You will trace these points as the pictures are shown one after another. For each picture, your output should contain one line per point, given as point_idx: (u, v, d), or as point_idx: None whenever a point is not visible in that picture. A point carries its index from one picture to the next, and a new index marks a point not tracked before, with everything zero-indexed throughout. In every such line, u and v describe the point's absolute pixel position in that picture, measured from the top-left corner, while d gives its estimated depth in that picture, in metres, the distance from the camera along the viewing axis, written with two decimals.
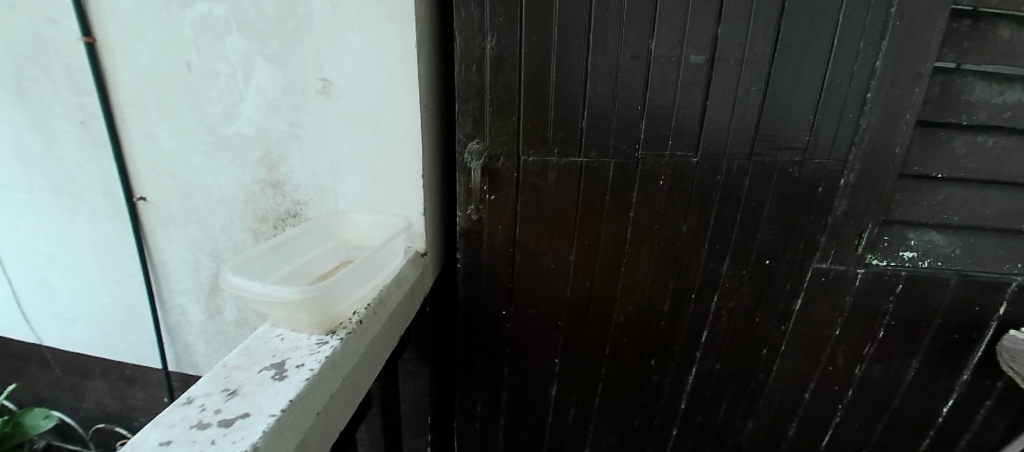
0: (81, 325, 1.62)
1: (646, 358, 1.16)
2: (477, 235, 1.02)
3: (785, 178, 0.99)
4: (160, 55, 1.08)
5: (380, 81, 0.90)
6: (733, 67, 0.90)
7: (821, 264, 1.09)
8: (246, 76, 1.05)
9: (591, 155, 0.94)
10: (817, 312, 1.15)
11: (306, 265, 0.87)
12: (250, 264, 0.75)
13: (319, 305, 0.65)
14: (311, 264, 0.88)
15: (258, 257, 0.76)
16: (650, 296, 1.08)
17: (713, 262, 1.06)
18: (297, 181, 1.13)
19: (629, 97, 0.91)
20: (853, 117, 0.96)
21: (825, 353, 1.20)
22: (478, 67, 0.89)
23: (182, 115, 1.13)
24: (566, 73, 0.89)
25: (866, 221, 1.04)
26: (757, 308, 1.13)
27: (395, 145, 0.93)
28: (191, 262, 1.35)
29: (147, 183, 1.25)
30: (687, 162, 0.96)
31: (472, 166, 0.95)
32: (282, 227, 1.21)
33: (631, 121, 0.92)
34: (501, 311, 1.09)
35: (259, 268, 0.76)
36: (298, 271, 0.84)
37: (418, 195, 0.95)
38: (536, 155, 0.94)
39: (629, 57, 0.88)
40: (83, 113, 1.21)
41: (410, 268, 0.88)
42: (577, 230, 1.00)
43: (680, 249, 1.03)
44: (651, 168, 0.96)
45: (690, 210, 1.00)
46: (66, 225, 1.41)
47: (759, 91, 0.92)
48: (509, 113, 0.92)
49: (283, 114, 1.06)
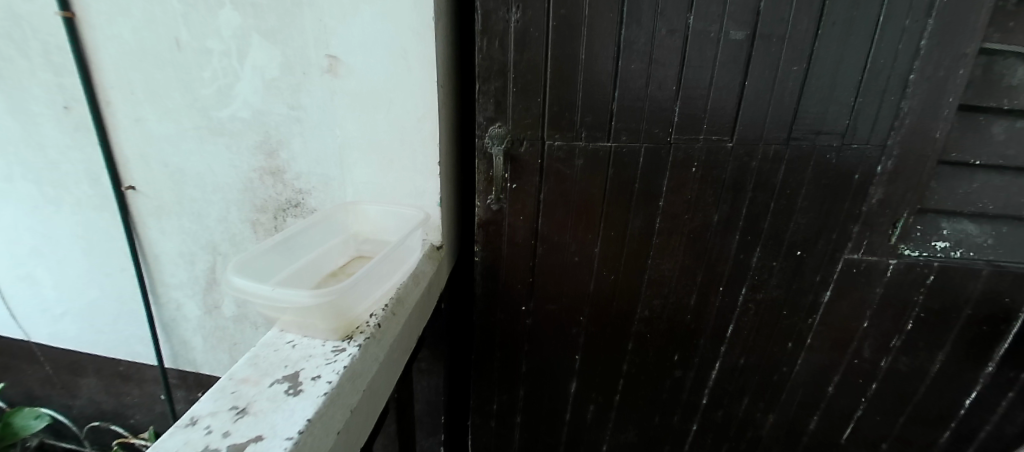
0: (71, 320, 1.56)
1: (669, 354, 1.11)
2: (497, 227, 0.95)
3: (821, 165, 0.93)
4: (147, 32, 0.99)
5: (393, 59, 0.82)
6: (775, 44, 0.83)
7: (853, 255, 1.04)
8: (241, 55, 0.96)
9: (621, 140, 0.88)
10: (845, 305, 1.10)
11: (315, 261, 0.80)
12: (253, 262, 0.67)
13: (335, 307, 0.58)
14: (318, 261, 0.81)
15: (261, 256, 0.69)
16: (676, 289, 1.02)
17: (743, 253, 1.00)
18: (299, 169, 1.07)
19: (662, 77, 0.84)
20: (894, 101, 0.89)
21: (851, 346, 1.15)
22: (501, 43, 0.82)
23: (172, 98, 1.05)
24: (593, 50, 0.82)
25: (901, 210, 0.98)
26: (785, 301, 1.08)
27: (408, 130, 0.86)
28: (185, 255, 1.28)
29: (136, 171, 1.17)
30: (721, 147, 0.89)
31: (493, 152, 0.88)
32: (283, 217, 1.14)
33: (663, 104, 0.86)
34: (520, 306, 1.03)
35: (261, 268, 0.69)
36: (304, 270, 0.77)
37: (433, 184, 0.88)
38: (561, 139, 0.88)
39: (666, 32, 0.81)
40: (64, 96, 1.12)
41: (427, 263, 0.82)
42: (602, 220, 0.94)
43: (711, 239, 0.98)
44: (684, 155, 0.89)
45: (721, 200, 0.94)
46: (50, 216, 1.33)
47: (801, 71, 0.85)
48: (533, 94, 0.85)
49: (283, 95, 0.98)
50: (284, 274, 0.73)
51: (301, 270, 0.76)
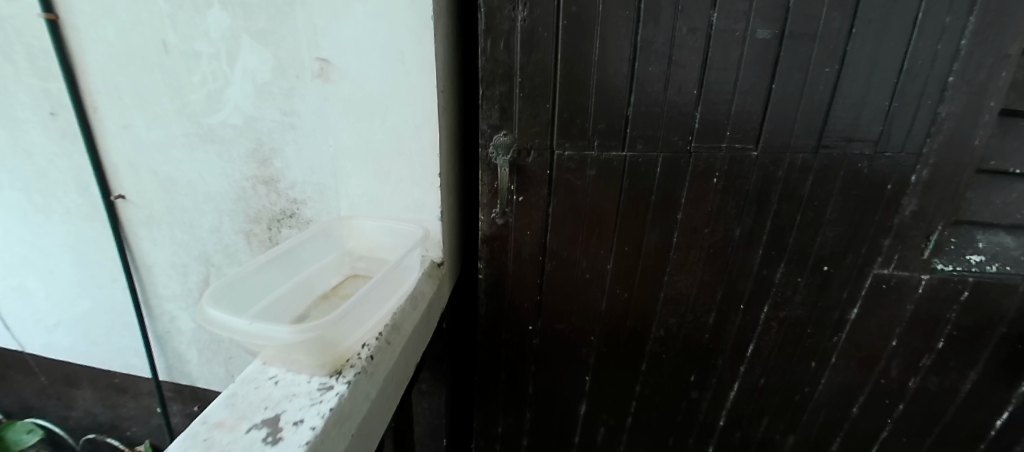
0: (64, 332, 1.52)
1: (685, 374, 1.04)
2: (502, 242, 0.89)
3: (852, 175, 0.86)
4: (133, 34, 0.94)
5: (390, 62, 0.76)
6: (806, 44, 0.76)
7: (883, 270, 0.97)
8: (231, 58, 0.91)
9: (637, 149, 0.81)
10: (872, 324, 1.03)
11: (305, 281, 0.76)
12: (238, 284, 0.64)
13: (319, 344, 0.54)
14: (309, 281, 0.77)
15: (248, 277, 0.66)
16: (693, 308, 0.96)
17: (766, 269, 0.93)
18: (293, 177, 1.01)
19: (682, 79, 0.78)
20: (932, 105, 0.82)
21: (879, 367, 1.08)
22: (507, 45, 0.76)
23: (161, 103, 0.99)
24: (607, 51, 0.76)
25: (936, 222, 0.91)
26: (809, 318, 1.01)
27: (406, 138, 0.80)
28: (177, 266, 1.23)
29: (126, 180, 1.12)
30: (746, 156, 0.82)
31: (498, 163, 0.82)
32: (278, 228, 1.09)
33: (682, 109, 0.79)
34: (527, 326, 0.96)
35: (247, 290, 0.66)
36: (293, 291, 0.74)
37: (433, 196, 0.82)
38: (572, 149, 0.81)
39: (687, 32, 0.75)
40: (50, 102, 1.07)
41: (427, 282, 0.76)
42: (616, 234, 0.88)
43: (732, 255, 0.91)
44: (705, 164, 0.83)
45: (744, 212, 0.87)
46: (40, 225, 1.28)
47: (832, 73, 0.78)
48: (541, 100, 0.79)
49: (275, 100, 0.93)
50: (271, 297, 0.70)
51: (290, 292, 0.73)
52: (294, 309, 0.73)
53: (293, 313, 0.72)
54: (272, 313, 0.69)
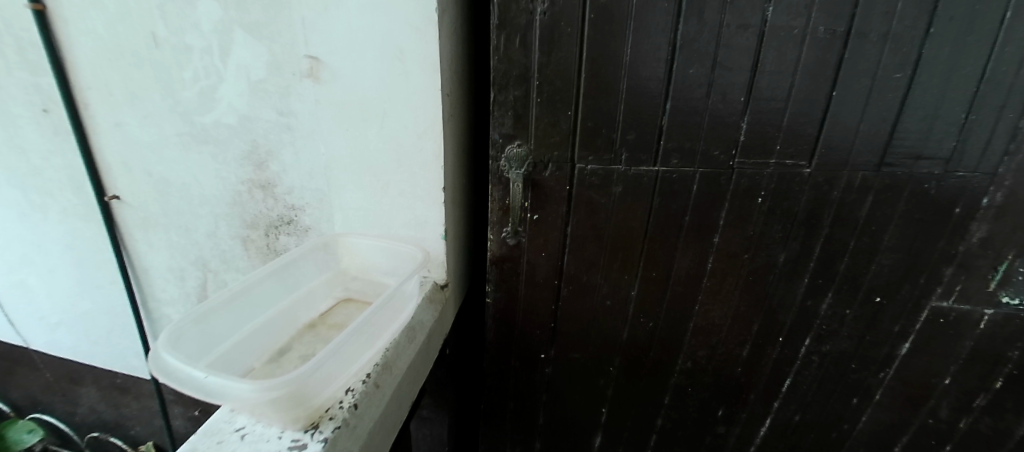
0: (66, 331, 1.48)
1: (713, 409, 0.94)
2: (514, 263, 0.81)
3: (917, 197, 0.74)
4: (121, 25, 0.87)
5: (389, 61, 0.68)
6: (873, 45, 0.65)
7: (940, 303, 0.82)
8: (223, 52, 0.84)
9: (671, 163, 0.72)
10: (924, 359, 0.86)
11: (288, 310, 0.70)
12: (208, 318, 0.58)
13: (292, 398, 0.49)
14: (292, 309, 0.71)
15: (218, 310, 0.60)
16: (725, 340, 0.86)
17: (811, 300, 0.83)
18: (291, 183, 0.94)
19: (727, 84, 0.67)
20: (1014, 118, 0.68)
21: (926, 404, 0.90)
22: (523, 42, 0.67)
23: (152, 101, 0.93)
24: (639, 50, 0.66)
25: (1009, 251, 0.76)
26: (855, 353, 0.88)
27: (406, 148, 0.72)
28: (174, 270, 1.17)
29: (120, 180, 1.06)
30: (797, 173, 0.72)
31: (511, 177, 0.74)
32: (275, 235, 1.02)
33: (726, 118, 0.69)
34: (539, 354, 0.88)
35: (219, 323, 0.60)
36: (274, 322, 0.68)
37: (436, 213, 0.74)
38: (596, 163, 0.72)
39: (736, 28, 0.64)
40: (42, 97, 1.01)
41: (427, 310, 0.69)
42: (642, 259, 0.79)
43: (774, 285, 0.81)
44: (749, 182, 0.73)
45: (791, 236, 0.77)
46: (38, 224, 1.23)
47: (903, 80, 0.67)
48: (561, 107, 0.70)
49: (270, 99, 0.85)
50: (246, 330, 0.64)
51: (269, 323, 0.67)
52: (274, 341, 0.67)
53: (272, 346, 0.66)
54: (248, 348, 0.63)
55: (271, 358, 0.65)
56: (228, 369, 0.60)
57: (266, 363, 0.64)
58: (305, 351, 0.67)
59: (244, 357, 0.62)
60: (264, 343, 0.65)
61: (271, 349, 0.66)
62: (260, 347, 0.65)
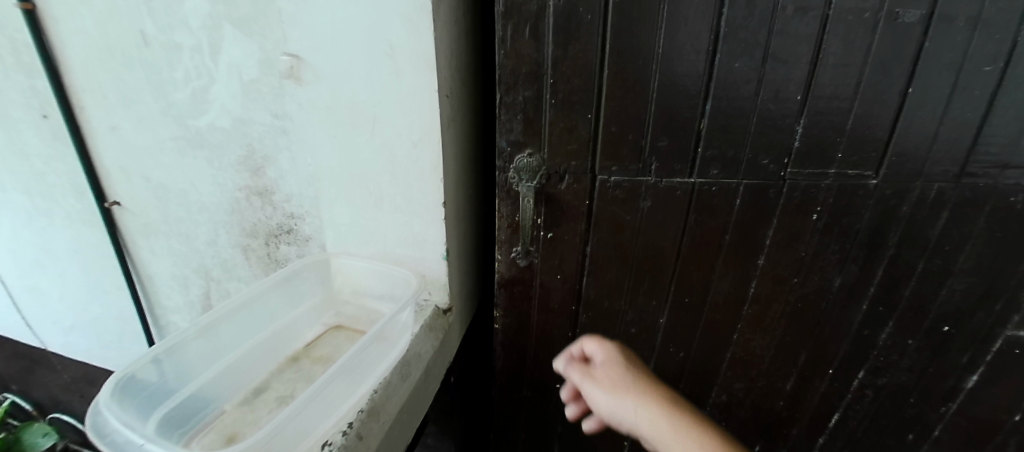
0: (79, 335, 1.46)
1: (749, 444, 0.86)
2: (525, 287, 0.73)
3: (1001, 213, 0.62)
4: (111, 24, 0.82)
5: (384, 58, 0.60)
6: (960, 31, 0.54)
7: (1019, 332, 0.67)
8: (213, 50, 0.78)
9: (710, 175, 0.63)
10: (995, 393, 0.72)
11: (265, 344, 0.69)
12: (178, 355, 0.59)
13: None
14: (270, 343, 0.70)
15: (180, 353, 0.60)
16: (768, 373, 0.77)
17: (867, 329, 0.72)
18: (289, 189, 0.88)
19: (780, 81, 0.57)
20: None
21: (994, 444, 0.76)
22: (535, 33, 0.58)
23: (146, 103, 0.88)
24: (672, 42, 0.57)
25: None
26: (914, 387, 0.75)
27: (402, 159, 0.65)
28: (178, 278, 1.12)
29: (119, 186, 1.02)
30: (861, 186, 0.62)
31: (521, 190, 0.66)
32: (276, 244, 0.96)
33: (779, 120, 0.59)
34: (554, 384, 0.80)
35: (182, 367, 0.60)
36: (248, 358, 0.67)
37: (437, 231, 0.68)
38: (621, 174, 0.64)
39: (791, 12, 0.54)
40: (40, 101, 0.97)
41: (427, 340, 0.65)
42: (674, 283, 0.71)
43: (824, 311, 0.71)
44: (802, 197, 0.63)
45: (849, 257, 0.67)
46: (45, 229, 1.21)
47: (995, 72, 0.55)
48: (579, 110, 0.61)
49: (264, 101, 0.79)
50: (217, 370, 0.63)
51: (246, 358, 0.67)
52: (250, 379, 0.66)
53: (248, 385, 0.65)
54: (218, 390, 0.63)
55: (246, 399, 0.63)
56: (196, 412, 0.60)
57: (238, 406, 0.62)
58: (282, 391, 0.64)
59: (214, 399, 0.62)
60: (239, 381, 0.65)
61: (247, 389, 0.65)
62: (234, 386, 0.64)
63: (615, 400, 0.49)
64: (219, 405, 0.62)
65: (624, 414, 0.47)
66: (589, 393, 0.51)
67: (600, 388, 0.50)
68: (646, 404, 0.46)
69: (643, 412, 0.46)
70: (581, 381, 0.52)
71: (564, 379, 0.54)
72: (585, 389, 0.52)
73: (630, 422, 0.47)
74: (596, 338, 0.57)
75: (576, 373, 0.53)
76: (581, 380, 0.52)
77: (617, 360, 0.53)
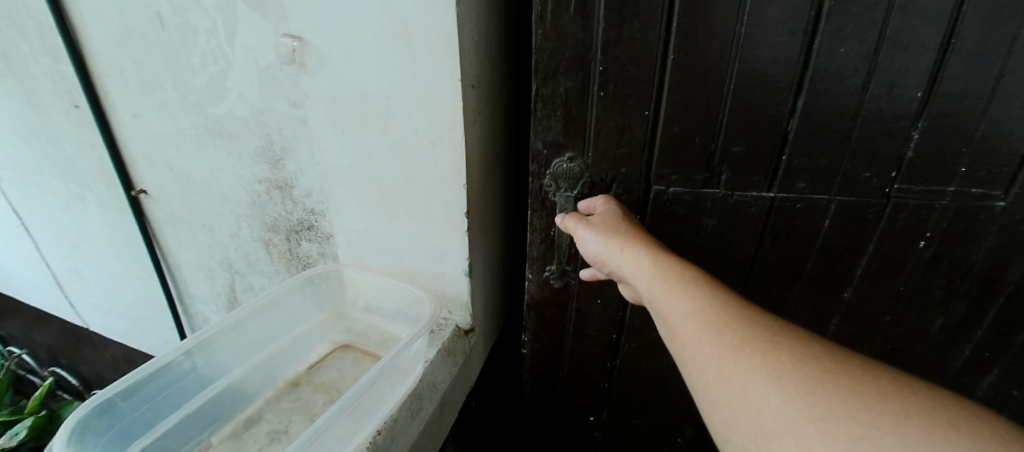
0: (117, 318, 1.48)
1: None
2: (558, 308, 0.65)
3: None
4: (128, 5, 0.77)
5: (402, 43, 0.52)
6: None
7: None
8: (228, 32, 0.72)
9: (793, 189, 0.53)
10: None
11: (270, 361, 0.66)
12: (202, 354, 0.61)
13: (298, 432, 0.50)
14: (275, 360, 0.67)
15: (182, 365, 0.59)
16: None
17: (968, 376, 0.59)
18: (307, 183, 0.82)
19: (889, 73, 0.46)
20: None
21: None
22: (581, 13, 0.49)
23: (165, 89, 0.84)
24: (752, 23, 0.46)
25: None
26: None
27: (420, 161, 0.58)
28: (204, 270, 1.10)
29: (145, 174, 1.00)
30: (984, 209, 0.50)
31: (559, 200, 0.58)
32: (297, 240, 0.91)
33: (888, 123, 0.48)
34: (586, 416, 0.74)
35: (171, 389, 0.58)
36: (251, 376, 0.64)
37: (460, 243, 0.61)
38: (680, 185, 0.55)
39: None
40: (68, 87, 0.95)
41: (442, 371, 0.62)
42: None
43: (915, 352, 0.60)
44: (907, 217, 0.52)
45: (957, 292, 0.55)
46: (82, 214, 1.21)
47: None
48: (631, 106, 0.52)
49: (281, 89, 0.74)
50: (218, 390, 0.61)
51: (249, 375, 0.64)
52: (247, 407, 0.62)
53: (242, 413, 0.61)
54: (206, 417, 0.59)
55: (235, 431, 0.59)
56: (184, 439, 0.57)
57: (224, 439, 0.58)
58: (275, 423, 0.60)
59: (202, 430, 0.58)
60: (235, 408, 0.61)
61: (241, 417, 0.61)
62: (228, 413, 0.61)
63: (605, 242, 0.49)
64: (204, 439, 0.58)
65: (613, 254, 0.48)
66: (581, 236, 0.51)
67: (591, 232, 0.50)
68: (633, 245, 0.46)
69: (630, 253, 0.46)
70: (576, 227, 0.53)
71: (561, 226, 0.54)
72: (578, 234, 0.52)
73: (617, 261, 0.47)
74: (604, 198, 0.55)
75: (571, 220, 0.53)
76: (576, 226, 0.52)
77: (613, 211, 0.52)
